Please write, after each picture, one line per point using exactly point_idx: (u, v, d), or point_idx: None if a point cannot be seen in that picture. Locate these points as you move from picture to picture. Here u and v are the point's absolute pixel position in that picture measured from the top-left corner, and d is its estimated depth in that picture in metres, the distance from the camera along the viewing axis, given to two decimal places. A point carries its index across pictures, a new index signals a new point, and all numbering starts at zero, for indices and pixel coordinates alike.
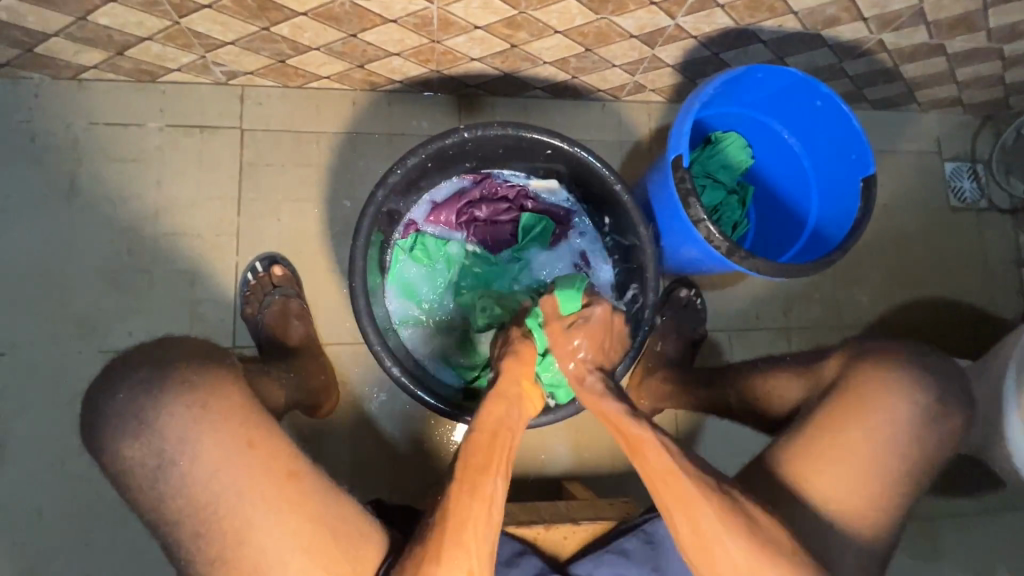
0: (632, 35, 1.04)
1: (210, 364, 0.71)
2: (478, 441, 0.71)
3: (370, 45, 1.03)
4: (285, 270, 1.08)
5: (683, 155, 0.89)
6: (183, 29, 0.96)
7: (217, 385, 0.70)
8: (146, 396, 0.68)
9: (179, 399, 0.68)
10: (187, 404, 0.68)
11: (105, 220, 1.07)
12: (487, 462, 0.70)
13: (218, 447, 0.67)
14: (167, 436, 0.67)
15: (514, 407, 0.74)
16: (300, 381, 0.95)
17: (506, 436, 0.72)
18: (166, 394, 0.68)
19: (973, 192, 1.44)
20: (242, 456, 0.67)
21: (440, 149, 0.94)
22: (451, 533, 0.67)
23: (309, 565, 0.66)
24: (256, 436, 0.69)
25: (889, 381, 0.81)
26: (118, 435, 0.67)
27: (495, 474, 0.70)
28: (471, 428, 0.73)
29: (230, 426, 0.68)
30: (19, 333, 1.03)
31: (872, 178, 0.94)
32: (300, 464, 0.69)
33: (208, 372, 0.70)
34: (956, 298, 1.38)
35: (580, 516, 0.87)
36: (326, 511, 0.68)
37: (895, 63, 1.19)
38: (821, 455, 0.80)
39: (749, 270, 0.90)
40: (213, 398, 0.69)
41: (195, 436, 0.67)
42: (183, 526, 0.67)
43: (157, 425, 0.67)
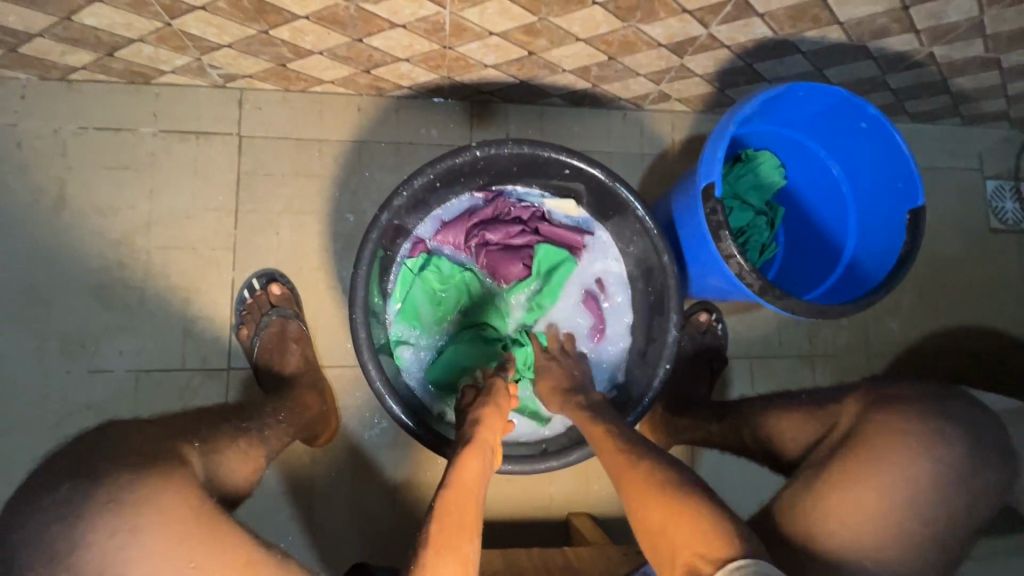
0: (660, 44, 0.96)
1: (145, 467, 0.60)
2: (455, 495, 0.64)
3: (377, 50, 0.95)
4: (283, 289, 1.02)
5: (716, 183, 0.81)
6: (175, 30, 0.89)
7: (150, 492, 0.57)
8: (56, 522, 0.54)
9: (106, 519, 0.54)
10: (114, 526, 0.54)
11: (95, 231, 1.02)
12: (464, 522, 0.62)
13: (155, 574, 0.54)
14: (85, 571, 0.53)
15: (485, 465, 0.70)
16: (293, 416, 0.88)
17: (479, 497, 0.66)
18: (89, 513, 0.55)
19: (1016, 212, 1.35)
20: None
21: (450, 168, 0.87)
22: None
23: None
24: (200, 554, 0.56)
25: (907, 431, 0.71)
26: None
27: (473, 536, 0.62)
28: (446, 485, 0.65)
29: (165, 552, 0.55)
30: (4, 350, 0.98)
31: (921, 210, 0.85)
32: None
33: (142, 480, 0.58)
34: (991, 326, 1.31)
35: (590, 572, 0.81)
36: None
37: (943, 76, 1.10)
38: (823, 511, 0.71)
39: (782, 309, 0.82)
40: (146, 511, 0.56)
41: (121, 568, 0.53)
42: None
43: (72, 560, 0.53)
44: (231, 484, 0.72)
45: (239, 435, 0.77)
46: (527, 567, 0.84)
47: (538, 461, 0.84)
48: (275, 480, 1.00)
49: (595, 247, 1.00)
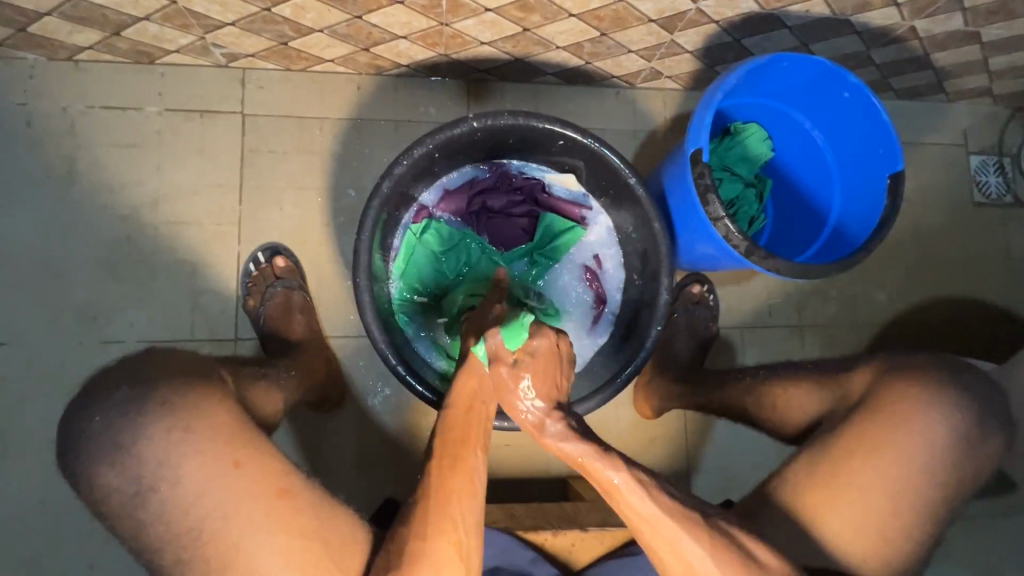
0: (650, 19, 0.99)
1: (191, 380, 0.71)
2: (454, 415, 0.69)
3: (376, 27, 0.98)
4: (288, 262, 1.05)
5: (703, 149, 0.85)
6: (181, 8, 0.92)
7: (201, 398, 0.69)
8: (125, 417, 0.67)
9: (159, 421, 0.66)
10: (169, 425, 0.66)
11: (104, 207, 1.04)
12: (466, 436, 0.68)
13: (202, 469, 0.65)
14: (145, 462, 0.65)
15: (487, 391, 0.69)
16: (302, 377, 0.93)
17: (483, 409, 0.70)
18: (146, 415, 0.66)
19: (999, 186, 1.39)
20: (228, 476, 0.66)
21: (448, 139, 0.90)
22: (437, 506, 0.65)
23: None
24: (243, 455, 0.67)
25: (923, 400, 0.78)
26: (96, 464, 0.66)
27: (475, 448, 0.68)
28: (446, 403, 0.70)
29: (214, 445, 0.66)
30: (18, 322, 1.01)
31: (901, 175, 0.89)
32: (290, 480, 0.68)
33: (194, 389, 0.69)
34: (975, 296, 1.34)
35: (588, 522, 0.86)
36: (317, 525, 0.67)
37: (925, 51, 1.13)
38: (848, 477, 0.76)
39: (767, 270, 0.86)
40: (198, 415, 0.67)
41: (179, 458, 0.65)
42: (166, 554, 0.66)
43: (135, 453, 0.65)
44: (260, 414, 0.80)
45: (260, 385, 0.84)
46: (524, 518, 0.88)
47: None
48: (283, 446, 1.03)
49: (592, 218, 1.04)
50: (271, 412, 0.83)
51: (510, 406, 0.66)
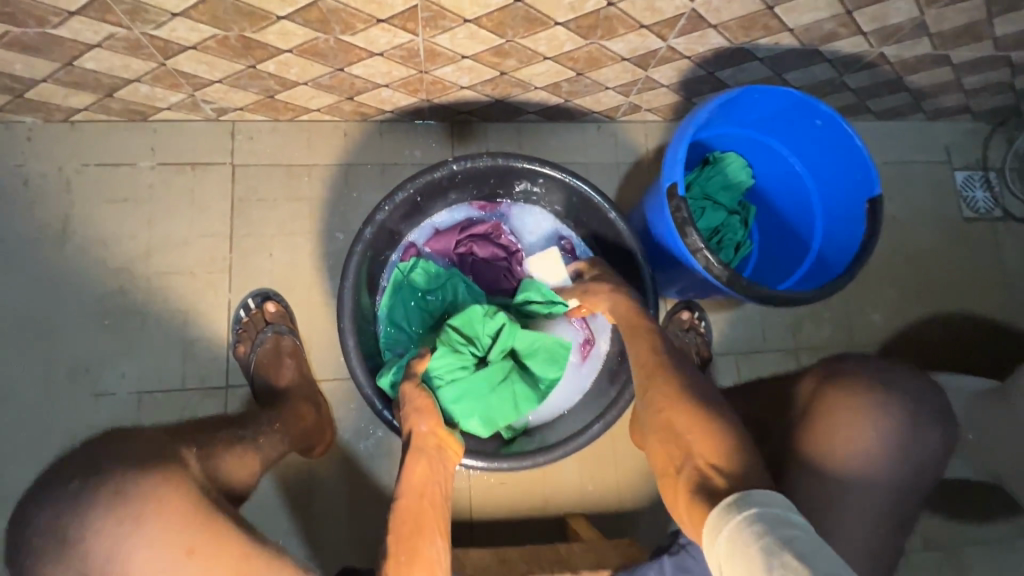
0: (624, 58, 1.02)
1: (155, 462, 0.65)
2: (406, 505, 0.69)
3: (358, 77, 1.01)
4: (278, 307, 1.06)
5: (678, 183, 0.86)
6: (170, 69, 0.95)
7: (147, 486, 0.62)
8: (69, 511, 0.61)
9: (115, 510, 0.61)
10: (117, 517, 0.61)
11: (97, 260, 1.07)
12: (420, 526, 0.68)
13: (153, 560, 0.61)
14: (95, 557, 0.60)
15: (438, 460, 0.74)
16: (284, 426, 0.89)
17: (434, 499, 0.71)
18: (99, 508, 0.61)
19: (987, 201, 1.39)
20: (183, 565, 0.62)
21: (430, 182, 0.92)
22: None
23: None
24: (198, 542, 0.63)
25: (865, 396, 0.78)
26: (43, 560, 0.60)
27: (432, 535, 0.68)
28: (396, 494, 0.70)
29: (166, 535, 0.61)
30: (13, 378, 1.02)
31: (879, 199, 0.89)
32: (254, 564, 0.65)
33: (139, 478, 0.62)
34: (973, 312, 1.33)
35: (580, 566, 0.83)
36: None
37: (897, 75, 1.16)
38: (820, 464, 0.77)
39: (749, 299, 0.87)
40: (147, 506, 0.61)
41: (128, 549, 0.61)
42: None
43: (84, 545, 0.60)
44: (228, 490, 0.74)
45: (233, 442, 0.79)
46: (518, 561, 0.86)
47: (524, 456, 0.85)
48: (275, 494, 1.02)
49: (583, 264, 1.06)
50: (246, 469, 0.77)
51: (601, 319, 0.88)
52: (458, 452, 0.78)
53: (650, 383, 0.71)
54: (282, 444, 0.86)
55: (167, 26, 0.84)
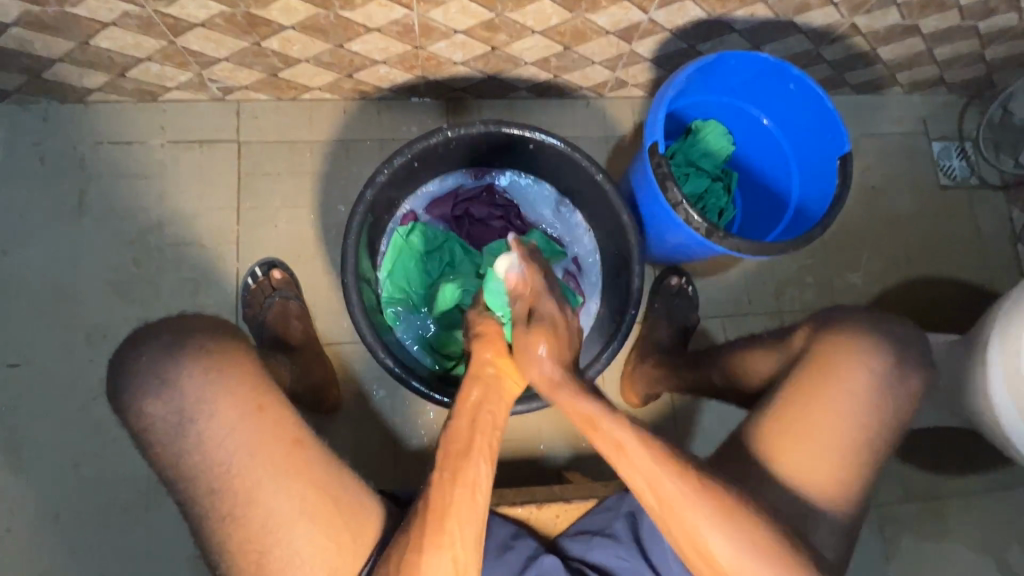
0: (608, 32, 1.07)
1: (226, 332, 0.74)
2: (458, 427, 0.72)
3: (357, 54, 1.07)
4: (284, 274, 1.11)
5: (659, 141, 0.93)
6: (179, 48, 1.01)
7: (230, 347, 0.71)
8: (164, 359, 0.69)
9: (198, 361, 0.69)
10: (205, 365, 0.69)
11: (112, 233, 1.13)
12: (469, 446, 0.71)
13: (232, 408, 0.68)
14: (185, 395, 0.68)
15: (494, 393, 0.76)
16: (300, 370, 1.00)
17: (486, 424, 0.73)
18: (186, 357, 0.69)
19: (963, 170, 1.44)
20: (252, 419, 0.68)
21: (426, 148, 0.98)
22: (437, 515, 0.66)
23: (317, 526, 0.67)
24: (266, 401, 0.70)
25: (855, 351, 0.81)
26: (139, 394, 0.68)
27: (477, 459, 0.70)
28: (451, 416, 0.74)
29: (243, 388, 0.69)
30: (34, 343, 1.07)
31: (848, 155, 0.97)
32: (306, 432, 0.71)
33: (223, 340, 0.72)
34: (950, 275, 1.38)
35: (573, 496, 0.92)
36: (333, 477, 0.69)
37: (870, 47, 1.21)
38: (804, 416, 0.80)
39: (729, 249, 0.93)
40: (229, 361, 0.70)
41: (211, 396, 0.68)
42: (198, 484, 0.67)
43: (178, 384, 0.68)
44: None
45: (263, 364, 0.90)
46: (513, 496, 0.93)
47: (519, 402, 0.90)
48: None
49: (573, 229, 1.12)
50: None
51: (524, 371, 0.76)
52: (518, 387, 0.78)
53: (677, 504, 0.69)
54: (298, 384, 0.98)
55: (178, 4, 0.90)
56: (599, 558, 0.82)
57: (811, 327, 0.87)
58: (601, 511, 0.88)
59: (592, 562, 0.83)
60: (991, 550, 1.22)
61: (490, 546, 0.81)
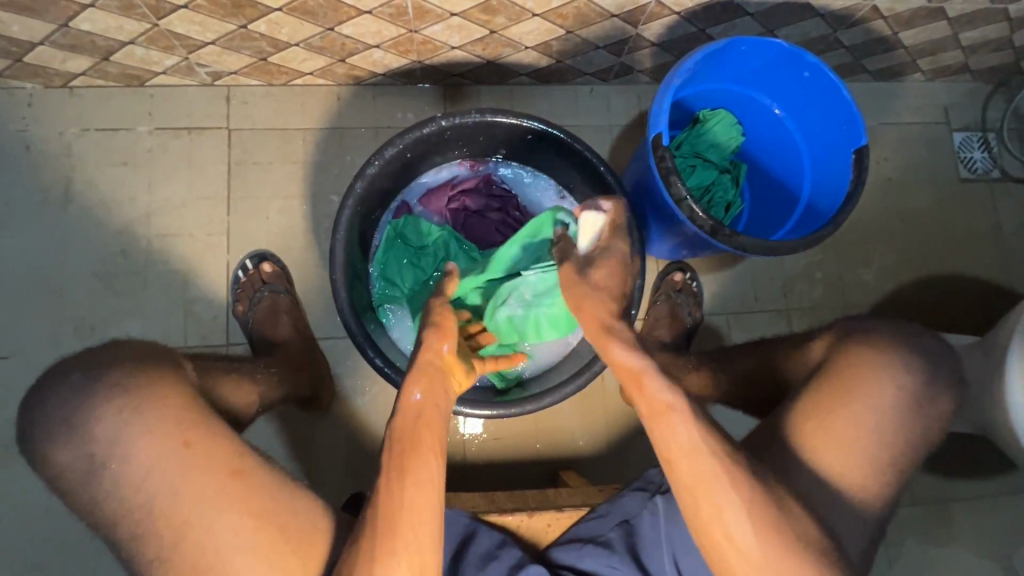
0: (613, 14, 1.01)
1: (148, 365, 0.72)
2: (402, 424, 0.64)
3: (348, 38, 1.02)
4: (274, 267, 1.09)
5: (663, 133, 0.88)
6: (163, 30, 0.96)
7: (149, 382, 0.70)
8: (78, 401, 0.68)
9: (112, 400, 0.68)
10: (119, 406, 0.68)
11: (100, 223, 1.10)
12: (416, 443, 0.63)
13: (152, 447, 0.66)
14: (98, 438, 0.67)
15: (440, 386, 0.68)
16: (285, 372, 0.98)
17: (434, 418, 0.65)
18: (99, 397, 0.68)
19: (985, 162, 1.38)
20: (178, 455, 0.66)
21: (418, 139, 0.93)
22: (386, 520, 0.60)
23: (255, 563, 0.64)
24: (193, 435, 0.68)
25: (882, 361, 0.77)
26: (51, 442, 0.68)
27: (426, 455, 0.63)
28: (394, 413, 0.65)
29: (164, 425, 0.67)
30: (22, 335, 1.06)
31: (864, 148, 0.92)
32: (244, 462, 0.68)
33: (143, 374, 0.70)
34: (968, 272, 1.33)
35: (564, 504, 0.89)
36: (270, 509, 0.66)
37: (892, 31, 1.14)
38: (838, 413, 0.75)
39: (735, 248, 0.89)
40: (145, 397, 0.68)
41: (129, 436, 0.67)
42: (121, 528, 0.66)
43: (90, 429, 0.67)
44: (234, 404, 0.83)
45: (234, 373, 0.87)
46: (507, 501, 0.91)
47: (513, 403, 0.88)
48: (276, 445, 1.07)
49: None
50: (241, 408, 0.84)
51: (601, 350, 0.70)
52: (464, 383, 0.72)
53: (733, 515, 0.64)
54: (283, 389, 0.94)
55: None
56: (590, 566, 0.80)
57: (831, 335, 0.85)
58: (594, 518, 0.86)
59: (583, 570, 0.80)
60: (998, 556, 1.19)
61: (473, 555, 0.80)
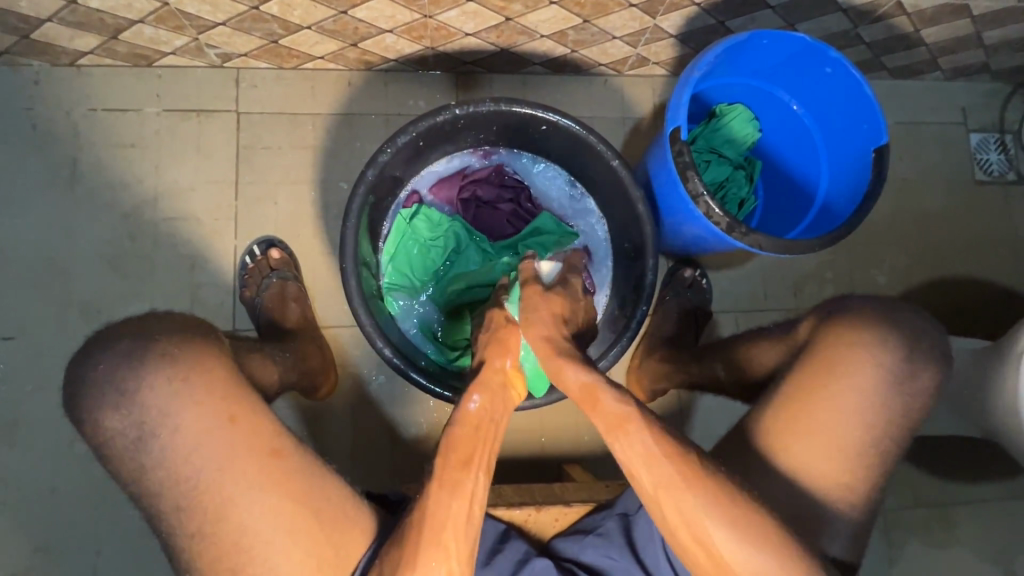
0: (631, 4, 0.99)
1: (194, 336, 0.71)
2: (461, 434, 0.64)
3: (361, 22, 1.00)
4: (282, 253, 1.08)
5: (681, 127, 0.87)
6: (173, 10, 0.94)
7: (196, 354, 0.69)
8: (125, 369, 0.67)
9: (162, 370, 0.67)
10: (169, 375, 0.67)
11: (107, 205, 1.09)
12: (469, 457, 0.63)
13: (199, 421, 0.66)
14: (147, 408, 0.66)
15: (499, 400, 0.68)
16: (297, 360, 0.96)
17: (490, 433, 0.66)
18: (148, 366, 0.67)
19: (1002, 164, 1.36)
20: (223, 430, 0.66)
21: (431, 127, 0.92)
22: (431, 527, 0.61)
23: (294, 545, 0.65)
24: (238, 410, 0.67)
25: (860, 343, 0.76)
26: (100, 407, 0.67)
27: (477, 471, 0.63)
28: (451, 422, 0.65)
29: (212, 398, 0.67)
30: (28, 316, 1.05)
31: (885, 148, 0.91)
32: (284, 442, 0.68)
33: (191, 345, 0.69)
34: (980, 275, 1.32)
35: (573, 498, 0.89)
36: (311, 492, 0.67)
37: (915, 28, 1.12)
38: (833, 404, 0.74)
39: (751, 246, 0.87)
40: (193, 368, 0.68)
41: (177, 407, 0.66)
42: (165, 499, 0.66)
43: (139, 397, 0.66)
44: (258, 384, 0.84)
45: (253, 356, 0.86)
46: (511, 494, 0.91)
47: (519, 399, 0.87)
48: None
49: (584, 215, 1.07)
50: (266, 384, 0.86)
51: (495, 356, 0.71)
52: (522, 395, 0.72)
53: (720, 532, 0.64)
54: (296, 374, 0.94)
55: None
56: (592, 558, 0.81)
57: (816, 315, 0.83)
58: (602, 513, 0.86)
59: (585, 563, 0.81)
60: (997, 559, 1.20)
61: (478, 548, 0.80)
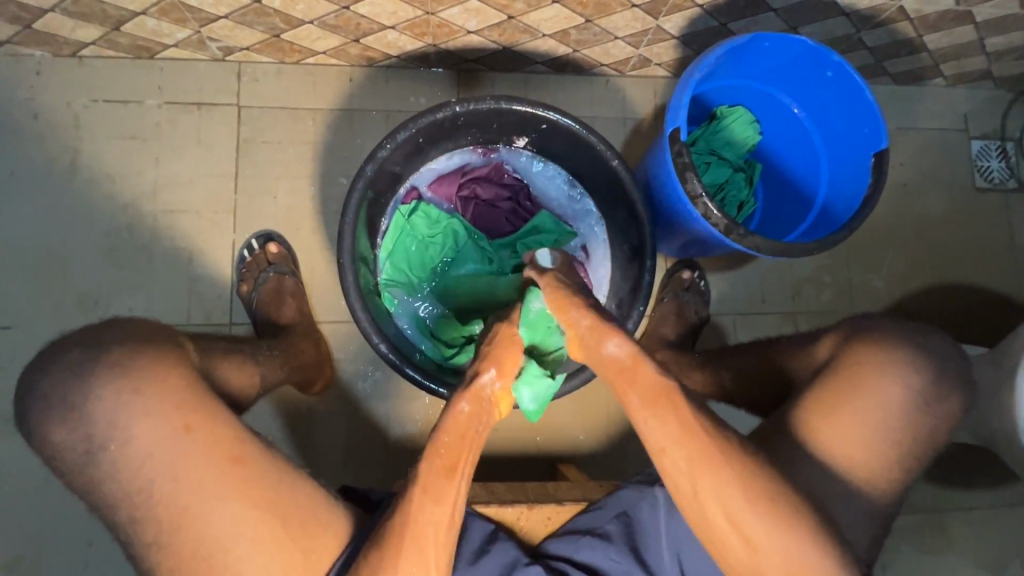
0: (634, 5, 0.99)
1: (150, 345, 0.71)
2: (447, 442, 0.62)
3: (363, 18, 1.00)
4: (280, 248, 1.08)
5: (681, 128, 0.87)
6: (175, 2, 0.94)
7: (150, 364, 0.69)
8: (75, 382, 0.67)
9: (117, 381, 0.67)
10: (119, 386, 0.67)
11: (105, 196, 1.09)
12: (454, 463, 0.62)
13: (153, 431, 0.66)
14: (97, 419, 0.66)
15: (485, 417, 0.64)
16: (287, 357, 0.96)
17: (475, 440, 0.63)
18: (105, 376, 0.67)
19: (1002, 171, 1.36)
20: (179, 440, 0.66)
21: (432, 124, 0.92)
22: (410, 532, 0.61)
23: (250, 554, 0.65)
24: (193, 419, 0.67)
25: (880, 362, 0.76)
26: (49, 420, 0.67)
27: (460, 478, 0.62)
28: (439, 426, 0.63)
29: (164, 409, 0.66)
30: (23, 305, 1.05)
31: (885, 152, 0.91)
32: (246, 450, 0.68)
33: (151, 355, 0.69)
34: (978, 282, 1.32)
35: (565, 497, 0.89)
36: (266, 503, 0.66)
37: (918, 33, 1.12)
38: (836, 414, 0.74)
39: (749, 248, 0.87)
40: (147, 377, 0.68)
41: (129, 419, 0.66)
42: (121, 508, 0.66)
43: (89, 410, 0.66)
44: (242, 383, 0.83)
45: (241, 354, 0.86)
46: (505, 492, 0.92)
47: None
48: (275, 425, 1.06)
49: (582, 214, 1.07)
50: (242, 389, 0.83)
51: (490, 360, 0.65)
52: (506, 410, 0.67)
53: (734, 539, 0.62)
54: (284, 371, 0.93)
55: None
56: (587, 558, 0.81)
57: (842, 331, 0.83)
58: (593, 512, 0.85)
59: (580, 562, 0.81)
60: (990, 565, 1.20)
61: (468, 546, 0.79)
